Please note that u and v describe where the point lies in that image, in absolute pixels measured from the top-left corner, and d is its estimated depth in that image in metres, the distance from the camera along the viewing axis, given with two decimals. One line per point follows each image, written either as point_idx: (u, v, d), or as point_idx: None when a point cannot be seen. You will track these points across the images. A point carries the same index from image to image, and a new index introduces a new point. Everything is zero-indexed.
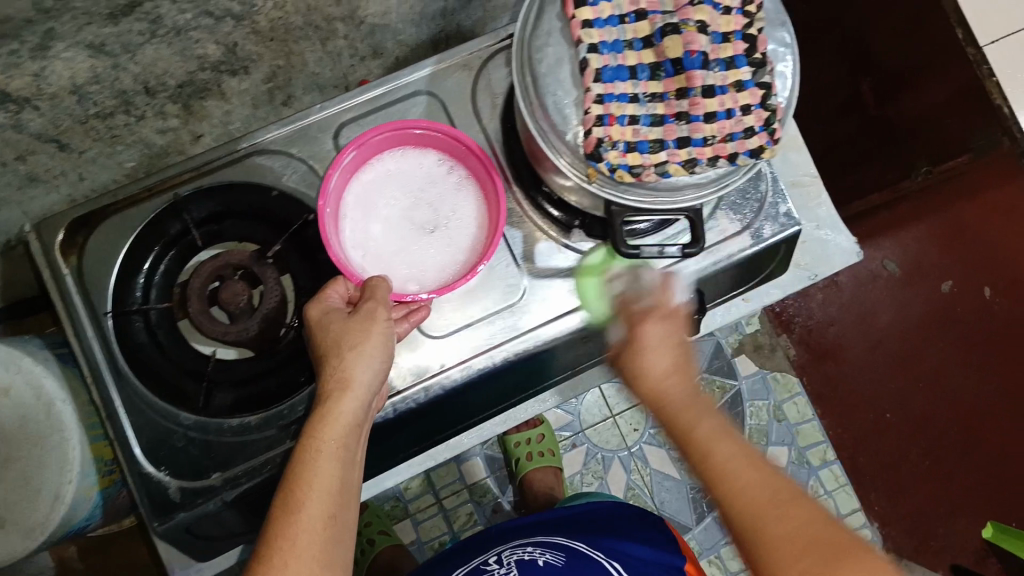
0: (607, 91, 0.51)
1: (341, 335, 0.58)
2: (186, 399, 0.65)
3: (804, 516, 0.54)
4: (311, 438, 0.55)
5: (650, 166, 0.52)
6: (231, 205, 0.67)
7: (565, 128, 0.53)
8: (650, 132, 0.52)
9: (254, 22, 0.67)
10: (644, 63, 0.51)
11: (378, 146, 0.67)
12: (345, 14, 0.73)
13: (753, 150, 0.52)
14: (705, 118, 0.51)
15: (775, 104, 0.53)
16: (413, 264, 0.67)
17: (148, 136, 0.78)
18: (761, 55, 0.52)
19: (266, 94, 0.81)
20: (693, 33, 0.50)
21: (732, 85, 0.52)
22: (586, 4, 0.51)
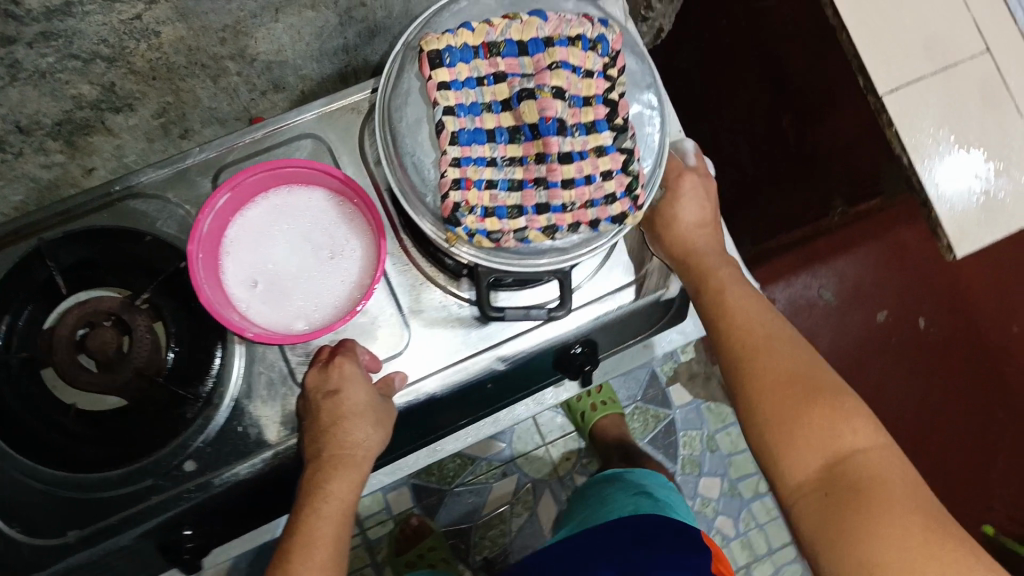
0: (464, 155, 0.49)
1: (360, 409, 0.62)
2: (47, 452, 0.62)
3: (779, 363, 0.59)
4: (330, 470, 0.61)
5: (509, 231, 0.50)
6: (101, 251, 0.65)
7: (425, 191, 0.50)
8: (508, 197, 0.50)
9: (129, 63, 0.65)
10: (503, 127, 0.50)
11: (256, 185, 0.62)
12: (233, 52, 0.71)
13: (615, 216, 0.51)
14: (563, 185, 0.50)
15: (637, 169, 0.52)
16: (303, 303, 0.63)
17: (32, 171, 0.75)
18: (623, 120, 0.51)
19: (160, 128, 0.79)
20: (549, 99, 0.49)
21: (594, 149, 0.50)
22: (444, 65, 0.49)
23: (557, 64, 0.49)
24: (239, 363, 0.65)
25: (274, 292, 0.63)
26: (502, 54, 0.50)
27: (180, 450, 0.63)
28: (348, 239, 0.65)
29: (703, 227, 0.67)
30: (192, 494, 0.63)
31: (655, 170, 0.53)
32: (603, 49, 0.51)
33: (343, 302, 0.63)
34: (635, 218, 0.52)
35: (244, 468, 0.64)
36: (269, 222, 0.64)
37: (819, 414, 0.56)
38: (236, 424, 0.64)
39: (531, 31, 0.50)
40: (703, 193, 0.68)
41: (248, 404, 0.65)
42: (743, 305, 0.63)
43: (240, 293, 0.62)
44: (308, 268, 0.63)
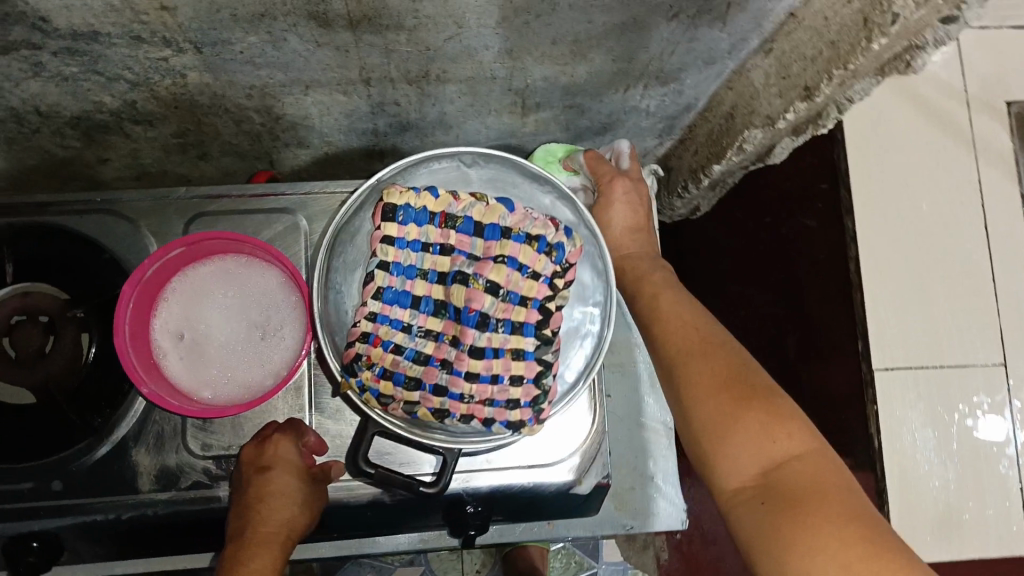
0: (383, 312, 0.49)
1: (287, 495, 0.59)
2: None
3: (711, 367, 0.55)
4: (247, 544, 0.57)
5: (400, 399, 0.49)
6: (60, 252, 0.67)
7: (336, 330, 0.50)
8: (411, 367, 0.49)
9: (153, 89, 0.67)
10: (429, 297, 0.49)
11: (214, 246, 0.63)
12: (259, 107, 0.72)
13: (512, 421, 0.50)
14: (467, 376, 0.48)
15: (551, 383, 0.50)
16: (217, 372, 0.63)
17: (46, 147, 0.77)
18: (551, 332, 0.50)
19: (178, 146, 0.81)
20: (479, 292, 0.48)
21: (512, 350, 0.49)
22: (394, 221, 0.49)
23: (504, 257, 0.49)
24: (140, 405, 0.65)
25: (194, 352, 0.63)
26: (456, 228, 0.49)
27: (56, 468, 0.64)
28: (284, 326, 0.64)
29: (628, 237, 0.73)
30: (52, 515, 0.64)
31: (574, 386, 0.53)
32: (557, 257, 0.50)
33: (254, 386, 0.63)
34: (532, 430, 0.51)
35: (104, 507, 0.64)
36: (216, 285, 0.64)
37: (753, 426, 0.51)
38: (116, 464, 0.64)
39: (492, 216, 0.49)
40: (632, 198, 0.74)
41: (133, 447, 0.65)
42: (677, 316, 0.61)
43: (162, 341, 0.63)
44: (234, 341, 0.63)
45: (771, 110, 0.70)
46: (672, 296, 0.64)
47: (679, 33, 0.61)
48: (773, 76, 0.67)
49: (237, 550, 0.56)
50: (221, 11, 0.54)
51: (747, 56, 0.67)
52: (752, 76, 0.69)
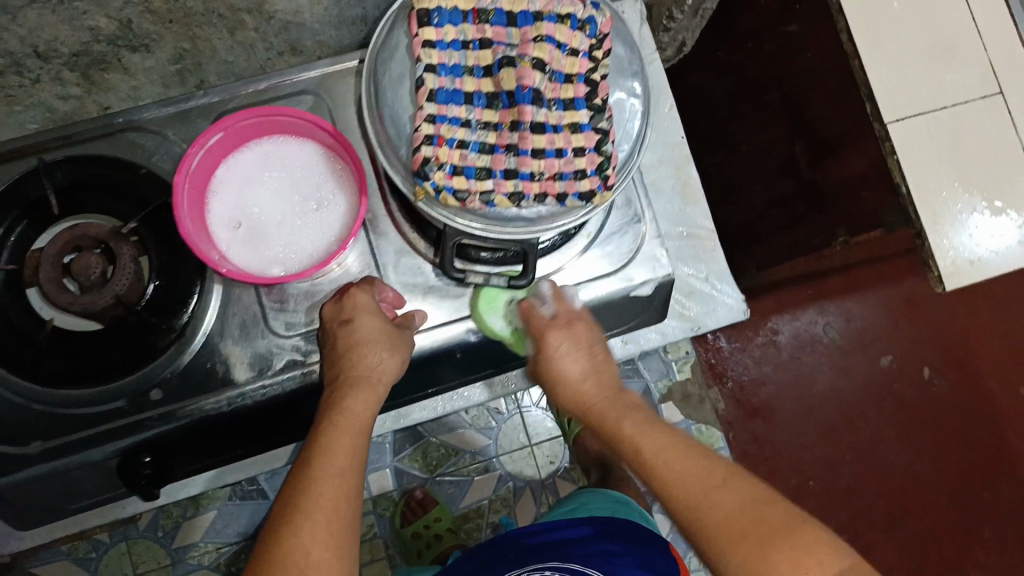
0: (439, 113, 0.50)
1: (377, 338, 0.62)
2: (16, 363, 0.63)
3: (720, 509, 0.52)
4: (342, 390, 0.60)
5: (475, 192, 0.51)
6: (97, 178, 0.67)
7: (399, 143, 0.52)
8: (478, 159, 0.51)
9: (146, 1, 0.67)
10: (480, 91, 0.51)
11: (247, 130, 0.64)
12: (251, 7, 0.73)
13: (584, 193, 0.51)
14: (535, 154, 0.50)
15: (611, 150, 0.52)
16: (282, 250, 0.65)
17: (48, 100, 0.78)
18: (602, 101, 0.51)
19: (175, 75, 0.81)
20: (528, 69, 0.49)
21: (568, 125, 0.51)
22: (430, 25, 0.50)
23: (542, 37, 0.50)
24: (215, 300, 0.67)
25: (254, 237, 0.64)
26: (491, 21, 0.51)
27: (147, 378, 0.64)
28: (330, 192, 0.66)
29: (585, 378, 0.63)
30: (156, 422, 0.64)
31: (633, 156, 0.53)
32: (591, 32, 0.52)
33: (321, 251, 0.65)
34: (605, 198, 0.52)
35: (209, 403, 0.65)
36: (259, 168, 0.66)
37: (788, 551, 0.49)
38: (203, 358, 0.66)
39: (521, 4, 0.51)
40: (575, 345, 0.64)
41: (219, 341, 0.66)
42: (667, 450, 0.56)
43: (222, 234, 0.64)
44: (290, 217, 0.65)
45: None
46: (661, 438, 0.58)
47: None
48: None
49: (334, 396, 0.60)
50: None
51: None
52: None
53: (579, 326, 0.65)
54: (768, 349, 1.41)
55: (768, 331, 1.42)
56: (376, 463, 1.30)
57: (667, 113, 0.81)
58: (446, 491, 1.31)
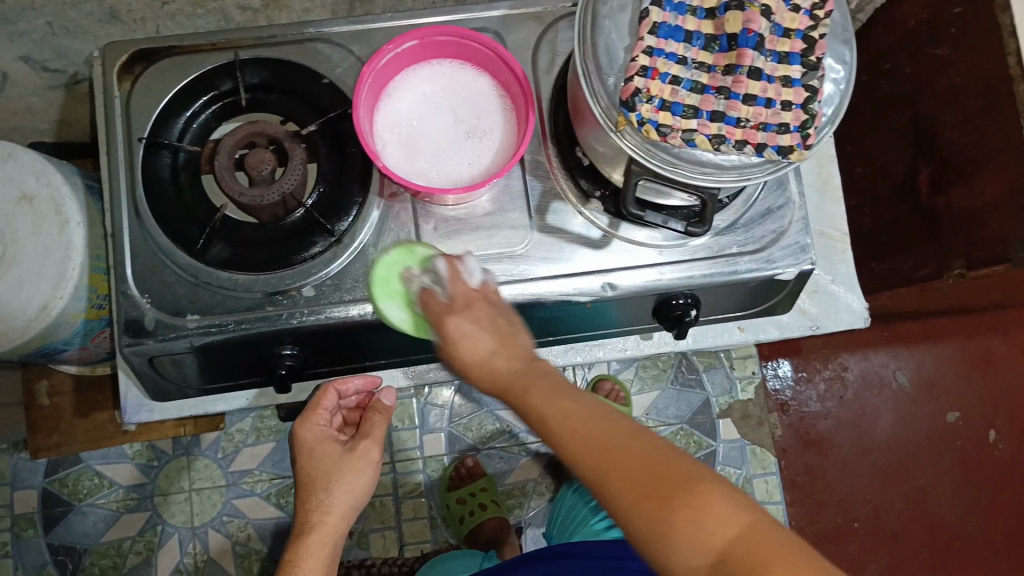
0: (658, 46, 0.52)
1: (335, 466, 0.69)
2: (186, 240, 0.65)
3: (623, 458, 0.48)
4: (302, 533, 0.68)
5: (678, 129, 0.52)
6: (283, 80, 0.69)
7: (609, 73, 0.53)
8: (688, 97, 0.52)
9: None
10: (699, 31, 0.53)
11: (438, 45, 0.66)
12: None
13: (783, 147, 0.52)
14: (745, 100, 0.52)
15: (816, 110, 0.53)
16: (428, 165, 0.66)
17: (229, 8, 0.81)
18: (817, 60, 0.53)
19: (347, 4, 0.84)
20: (756, 14, 0.52)
21: (780, 78, 0.52)
22: None
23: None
24: (372, 216, 0.68)
25: (410, 145, 0.66)
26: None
27: (302, 275, 0.66)
28: (489, 128, 0.68)
29: (493, 354, 0.56)
30: (307, 318, 0.66)
31: (829, 123, 0.54)
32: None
33: (460, 178, 0.66)
34: (801, 157, 0.53)
35: (351, 312, 0.67)
36: (434, 85, 0.68)
37: (685, 509, 0.46)
38: (357, 265, 0.67)
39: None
40: (474, 328, 0.56)
41: (373, 252, 0.68)
42: (574, 408, 0.51)
43: (383, 135, 0.66)
44: (454, 139, 0.67)
45: None
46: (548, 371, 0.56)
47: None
48: None
49: (297, 537, 0.68)
50: None
51: None
52: None
53: (478, 307, 0.58)
54: (834, 383, 1.35)
55: (837, 365, 1.35)
56: (433, 424, 1.27)
57: None
58: (495, 464, 1.27)
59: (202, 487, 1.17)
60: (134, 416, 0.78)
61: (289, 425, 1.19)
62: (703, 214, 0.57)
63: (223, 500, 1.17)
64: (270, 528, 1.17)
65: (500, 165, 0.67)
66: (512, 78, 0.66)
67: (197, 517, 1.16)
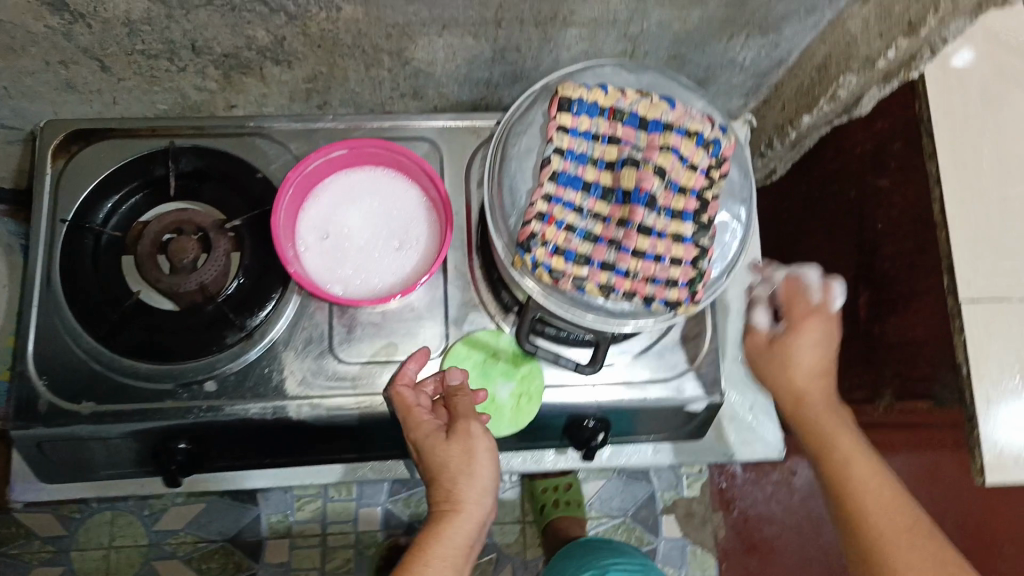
0: (556, 191, 0.55)
1: (448, 456, 0.60)
2: (94, 325, 0.67)
3: (907, 564, 0.58)
4: (425, 533, 0.59)
5: (569, 275, 0.53)
6: (216, 170, 0.71)
7: (511, 213, 0.55)
8: (581, 245, 0.54)
9: (304, 24, 0.72)
10: (598, 180, 0.55)
11: (368, 154, 0.68)
12: (392, 50, 0.78)
13: (670, 300, 0.54)
14: (635, 254, 0.54)
15: (707, 268, 0.55)
16: (350, 272, 0.67)
17: (185, 88, 0.83)
18: (708, 219, 0.55)
19: (304, 92, 0.86)
20: (650, 173, 0.53)
21: (672, 234, 0.54)
22: (569, 111, 0.54)
23: (669, 147, 0.55)
24: (288, 312, 0.70)
25: (333, 251, 0.67)
26: (624, 120, 0.55)
27: (207, 368, 0.67)
28: (414, 237, 0.69)
29: (822, 374, 0.67)
30: (203, 413, 0.67)
31: (721, 276, 0.57)
32: (714, 152, 0.56)
33: (384, 287, 0.67)
34: (688, 310, 0.55)
35: (254, 410, 0.67)
36: (363, 191, 0.69)
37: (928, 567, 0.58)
38: (264, 362, 0.68)
39: (655, 112, 0.55)
40: (490, 457, 0.61)
41: (282, 350, 0.69)
42: (869, 489, 0.61)
43: (307, 238, 0.67)
44: (371, 247, 0.68)
45: (870, 54, 0.75)
46: (813, 339, 0.67)
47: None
48: (873, 22, 0.73)
49: (418, 541, 0.59)
50: None
51: (846, 6, 0.74)
52: (849, 26, 0.76)
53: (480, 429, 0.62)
54: None
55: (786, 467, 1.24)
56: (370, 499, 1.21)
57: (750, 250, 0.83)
58: None
59: (122, 544, 1.15)
60: (22, 495, 0.77)
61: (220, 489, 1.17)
62: (594, 355, 0.60)
63: (142, 561, 1.15)
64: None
65: (422, 275, 0.67)
66: (437, 192, 0.68)
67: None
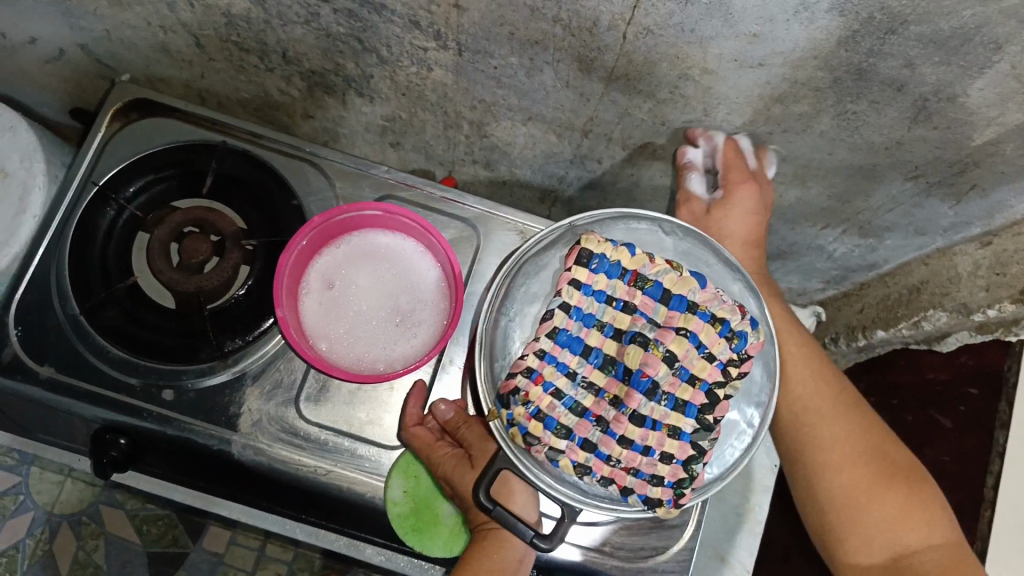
0: (552, 351, 0.53)
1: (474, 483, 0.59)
2: (84, 294, 0.65)
3: None
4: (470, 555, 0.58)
5: (546, 443, 0.52)
6: (256, 183, 0.69)
7: (498, 358, 0.56)
8: (565, 414, 0.53)
9: (394, 71, 0.70)
10: (599, 348, 0.53)
11: (403, 224, 0.64)
12: (474, 120, 0.75)
13: (651, 497, 0.53)
14: (620, 440, 0.52)
15: (699, 471, 0.53)
16: (341, 334, 0.63)
17: (269, 86, 0.82)
18: (714, 420, 0.53)
19: (380, 127, 0.84)
20: (656, 358, 0.52)
21: (669, 426, 0.52)
22: (586, 267, 0.53)
23: (686, 331, 0.53)
24: (270, 348, 0.66)
25: (332, 307, 0.63)
26: (644, 290, 0.53)
27: (171, 376, 0.65)
28: (417, 321, 0.64)
29: (811, 407, 0.64)
30: (153, 422, 0.64)
31: (717, 480, 0.55)
32: (737, 345, 0.53)
33: (366, 363, 0.62)
34: (668, 512, 0.53)
35: (200, 432, 0.64)
36: (385, 257, 0.65)
37: (881, 502, 0.60)
38: (228, 390, 0.65)
39: (682, 288, 0.54)
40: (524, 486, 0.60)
41: (248, 384, 0.66)
42: (853, 467, 0.61)
43: (312, 285, 0.63)
44: (370, 316, 0.63)
45: (969, 300, 0.67)
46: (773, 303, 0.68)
47: (907, 194, 0.62)
48: (983, 268, 0.65)
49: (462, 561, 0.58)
50: (505, 26, 0.55)
51: (958, 239, 0.67)
52: (955, 260, 0.69)
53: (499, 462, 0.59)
54: None
55: None
56: None
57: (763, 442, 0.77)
58: None
59: (78, 477, 1.04)
60: None
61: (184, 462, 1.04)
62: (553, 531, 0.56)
63: (91, 501, 1.05)
64: (116, 554, 1.04)
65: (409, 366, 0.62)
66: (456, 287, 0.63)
67: (58, 505, 1.04)
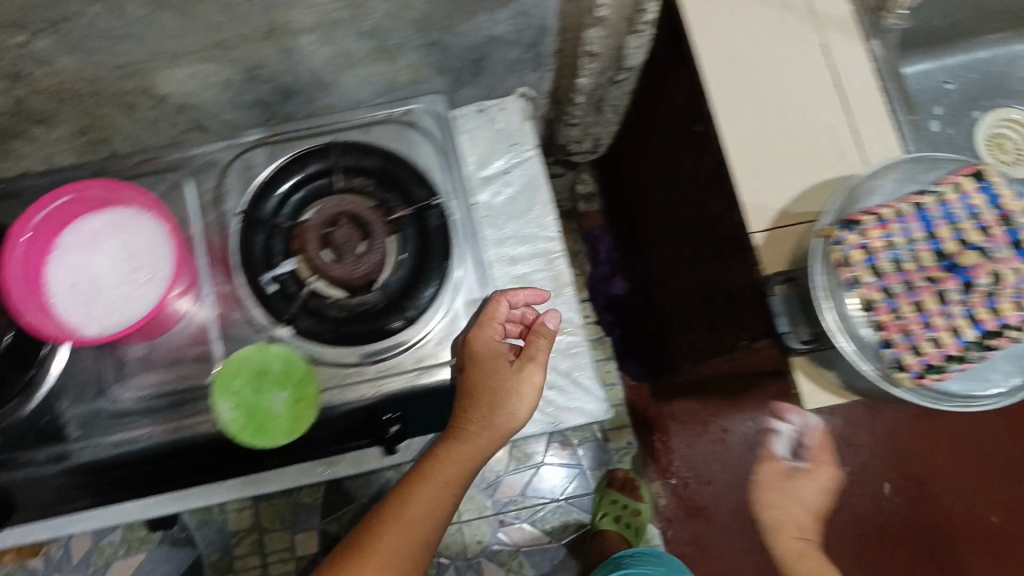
0: (908, 218, 0.62)
1: (517, 380, 0.72)
2: None
3: None
4: (435, 459, 0.69)
5: (855, 269, 0.62)
6: None
7: (851, 206, 0.66)
8: (886, 261, 0.61)
9: (32, 85, 0.72)
10: (943, 241, 0.61)
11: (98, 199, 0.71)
12: (141, 89, 0.79)
13: (900, 359, 0.60)
14: (915, 305, 0.60)
15: (947, 371, 0.60)
16: (104, 312, 0.69)
17: None
18: (990, 346, 0.59)
19: (88, 146, 0.88)
20: (982, 271, 0.60)
21: (954, 326, 0.59)
22: (976, 181, 0.62)
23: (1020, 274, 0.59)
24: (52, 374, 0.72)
25: (77, 292, 0.70)
26: (1008, 228, 0.61)
27: None
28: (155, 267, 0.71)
29: None
30: (46, 462, 0.71)
31: (949, 395, 0.62)
32: None
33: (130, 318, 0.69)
34: (901, 378, 0.60)
35: (39, 461, 0.71)
36: (105, 233, 0.71)
37: None
38: (41, 415, 0.72)
39: None
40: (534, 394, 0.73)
41: (57, 402, 0.72)
42: None
43: (59, 288, 0.70)
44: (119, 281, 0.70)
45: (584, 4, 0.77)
46: None
47: None
48: None
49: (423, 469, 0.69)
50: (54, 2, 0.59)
51: None
52: None
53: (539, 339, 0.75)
54: (717, 446, 1.43)
55: (715, 429, 1.44)
56: (305, 524, 1.36)
57: (535, 216, 0.85)
58: None
59: None
60: None
61: (157, 536, 1.34)
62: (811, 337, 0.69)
63: None
64: None
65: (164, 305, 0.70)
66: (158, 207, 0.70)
67: None
